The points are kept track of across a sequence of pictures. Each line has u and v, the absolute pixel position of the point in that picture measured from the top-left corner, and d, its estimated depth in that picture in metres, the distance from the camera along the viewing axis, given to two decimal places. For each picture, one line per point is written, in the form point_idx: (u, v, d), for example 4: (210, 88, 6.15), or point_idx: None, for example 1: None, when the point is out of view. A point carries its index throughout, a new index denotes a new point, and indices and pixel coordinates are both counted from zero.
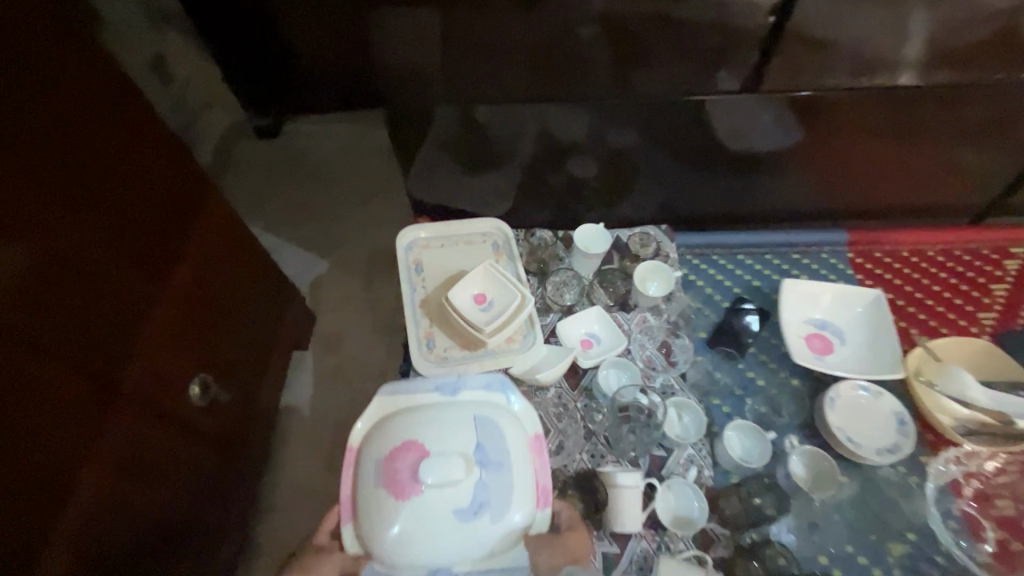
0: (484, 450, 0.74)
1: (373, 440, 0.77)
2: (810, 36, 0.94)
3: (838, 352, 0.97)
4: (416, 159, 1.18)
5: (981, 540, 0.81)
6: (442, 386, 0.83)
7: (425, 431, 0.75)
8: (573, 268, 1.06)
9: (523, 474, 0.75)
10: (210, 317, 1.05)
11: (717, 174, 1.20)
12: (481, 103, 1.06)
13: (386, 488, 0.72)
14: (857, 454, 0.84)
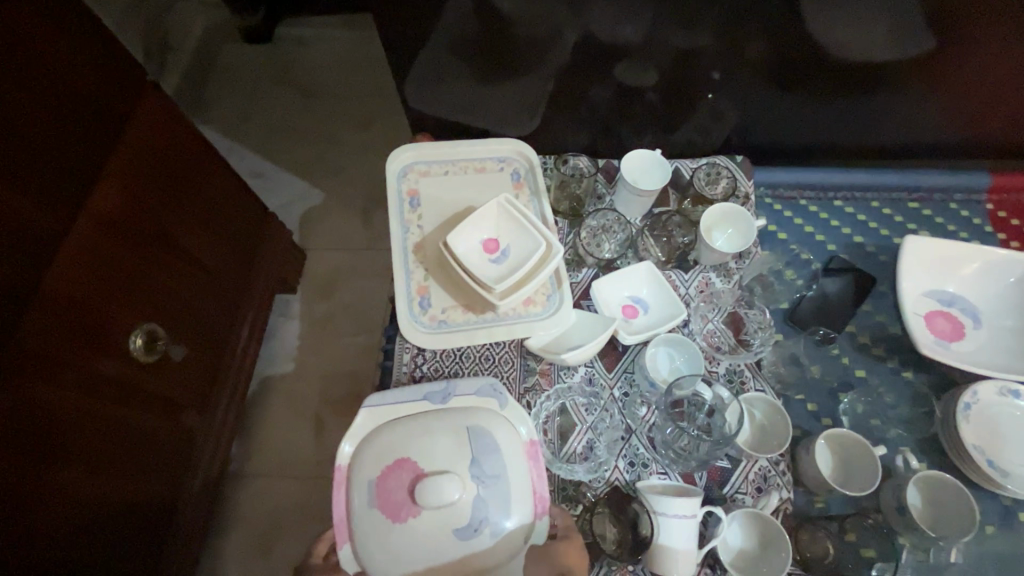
0: (481, 461, 0.58)
1: (358, 460, 0.59)
2: None
3: (970, 339, 0.71)
4: (415, 60, 0.90)
5: None
6: (429, 395, 0.62)
7: (415, 443, 0.58)
8: (616, 209, 0.80)
9: (527, 490, 0.58)
10: (164, 263, 0.85)
11: (816, 92, 0.89)
12: None
13: (380, 517, 0.56)
14: (1000, 484, 0.61)
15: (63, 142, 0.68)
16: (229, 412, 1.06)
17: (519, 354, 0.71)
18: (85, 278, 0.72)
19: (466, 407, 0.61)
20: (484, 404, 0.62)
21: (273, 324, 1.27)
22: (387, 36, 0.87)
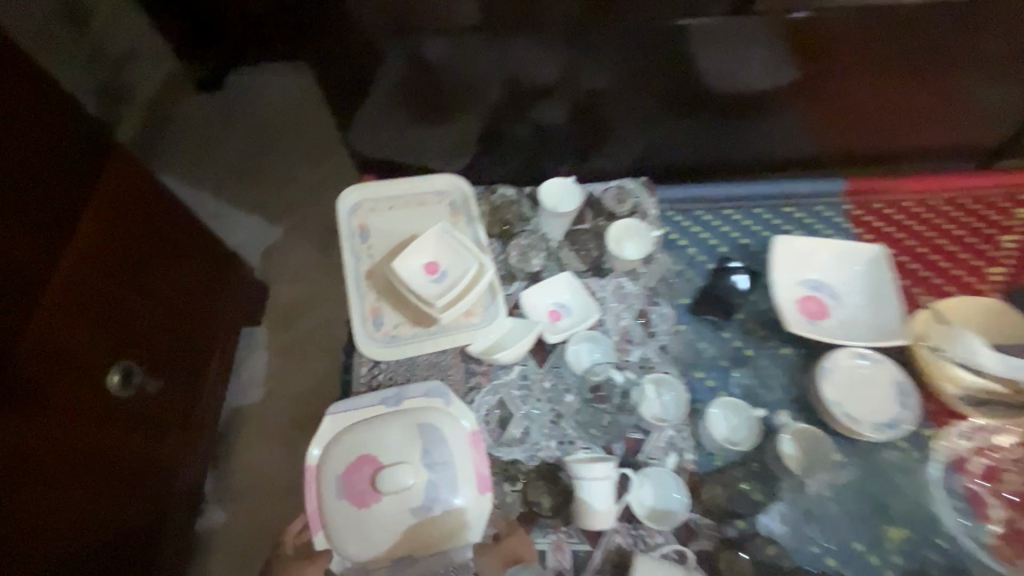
0: (431, 451, 0.68)
1: (326, 460, 0.68)
2: None
3: (833, 316, 0.87)
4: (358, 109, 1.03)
5: (988, 519, 0.71)
6: (385, 398, 0.73)
7: (375, 441, 0.68)
8: (540, 229, 0.93)
9: (471, 472, 0.69)
10: (134, 306, 0.93)
11: (704, 118, 1.05)
12: (430, 38, 0.90)
13: (348, 506, 0.66)
14: (856, 430, 0.75)
15: (36, 208, 0.77)
16: (203, 438, 1.13)
17: (462, 359, 0.82)
18: (60, 325, 0.80)
19: (416, 407, 0.72)
20: (432, 403, 0.73)
21: (241, 356, 1.34)
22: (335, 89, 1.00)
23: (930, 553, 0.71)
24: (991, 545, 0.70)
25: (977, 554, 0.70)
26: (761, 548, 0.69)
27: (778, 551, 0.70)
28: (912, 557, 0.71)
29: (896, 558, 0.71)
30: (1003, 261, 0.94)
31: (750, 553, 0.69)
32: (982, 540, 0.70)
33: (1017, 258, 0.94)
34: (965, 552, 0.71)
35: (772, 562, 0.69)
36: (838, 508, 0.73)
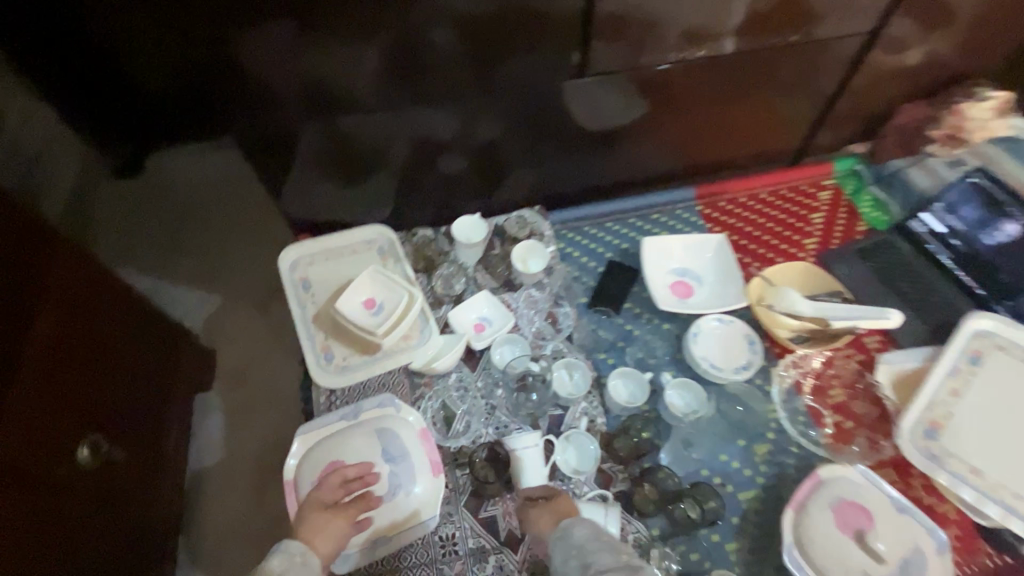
0: (388, 448, 0.84)
1: (301, 472, 0.82)
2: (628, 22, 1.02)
3: (698, 294, 1.10)
4: (287, 180, 1.18)
5: (822, 425, 0.95)
6: (345, 413, 0.87)
7: (340, 448, 0.83)
8: (458, 260, 1.11)
9: (425, 460, 0.84)
10: (96, 382, 1.02)
11: (579, 154, 1.28)
12: (344, 115, 1.08)
13: None
14: (720, 376, 0.97)
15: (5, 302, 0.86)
16: (170, 503, 1.19)
17: (406, 375, 0.98)
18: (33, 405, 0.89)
19: (372, 416, 0.86)
20: (384, 412, 0.87)
21: (198, 421, 1.41)
22: (263, 164, 1.15)
23: (786, 458, 0.93)
24: (827, 443, 0.93)
25: (818, 452, 0.93)
26: (664, 478, 0.88)
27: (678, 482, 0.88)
28: (774, 463, 0.92)
29: (763, 467, 0.92)
30: (814, 233, 1.21)
31: (653, 483, 0.87)
32: (820, 441, 0.93)
33: (827, 230, 1.23)
34: (811, 453, 0.93)
35: (674, 490, 0.87)
36: (715, 437, 0.94)
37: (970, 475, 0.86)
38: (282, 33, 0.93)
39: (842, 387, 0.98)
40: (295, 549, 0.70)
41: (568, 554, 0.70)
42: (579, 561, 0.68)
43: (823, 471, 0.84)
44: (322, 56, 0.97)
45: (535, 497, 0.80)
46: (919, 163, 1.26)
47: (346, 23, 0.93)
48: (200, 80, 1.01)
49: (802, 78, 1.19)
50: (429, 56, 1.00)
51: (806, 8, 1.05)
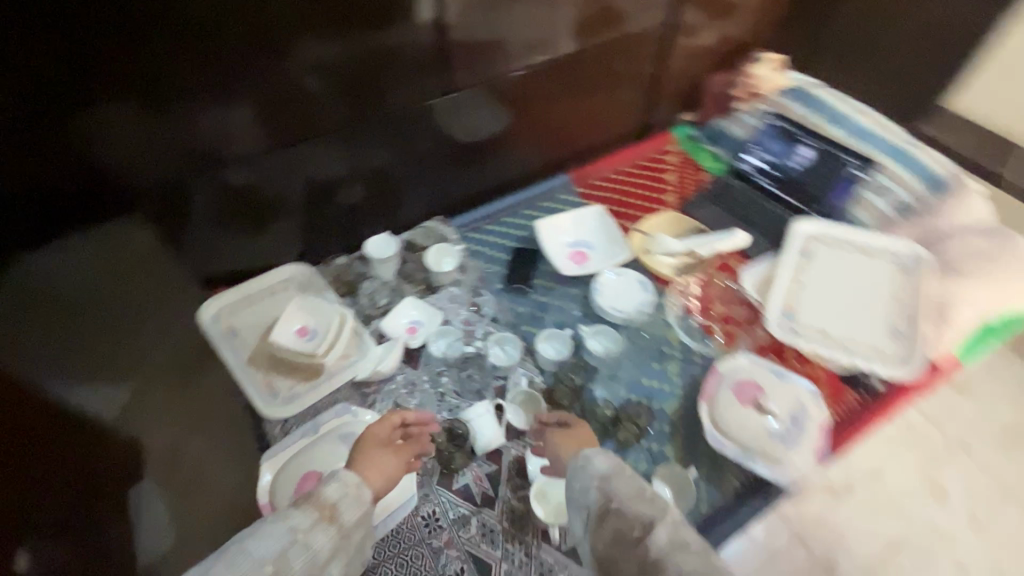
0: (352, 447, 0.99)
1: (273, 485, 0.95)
2: (482, 39, 1.16)
3: (592, 257, 1.25)
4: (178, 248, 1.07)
5: (712, 334, 1.14)
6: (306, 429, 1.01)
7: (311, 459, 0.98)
8: (379, 276, 1.20)
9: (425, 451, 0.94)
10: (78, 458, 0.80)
11: (467, 163, 1.36)
12: (228, 168, 1.03)
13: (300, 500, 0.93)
14: (625, 316, 1.15)
15: None
16: None
17: (354, 388, 1.05)
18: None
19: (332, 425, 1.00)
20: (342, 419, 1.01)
21: None
22: (149, 245, 1.03)
23: (693, 367, 1.11)
24: (719, 346, 1.13)
25: (714, 355, 1.12)
26: (597, 409, 1.04)
27: (611, 410, 1.04)
28: (685, 374, 1.10)
29: (678, 380, 1.09)
30: (671, 189, 1.45)
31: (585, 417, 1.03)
32: (714, 347, 1.13)
33: (682, 185, 1.46)
34: (710, 357, 1.12)
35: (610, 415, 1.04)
36: (634, 366, 1.10)
37: (822, 336, 1.11)
38: (128, 111, 0.87)
39: (719, 301, 1.18)
40: (352, 483, 0.76)
41: (588, 481, 0.79)
42: (600, 492, 0.77)
43: (729, 357, 1.04)
44: (194, 115, 0.94)
45: (558, 423, 0.93)
46: (733, 117, 1.51)
47: (214, 77, 0.91)
48: (56, 171, 0.87)
49: (634, 63, 1.41)
50: (296, 83, 1.00)
51: (619, 9, 1.27)
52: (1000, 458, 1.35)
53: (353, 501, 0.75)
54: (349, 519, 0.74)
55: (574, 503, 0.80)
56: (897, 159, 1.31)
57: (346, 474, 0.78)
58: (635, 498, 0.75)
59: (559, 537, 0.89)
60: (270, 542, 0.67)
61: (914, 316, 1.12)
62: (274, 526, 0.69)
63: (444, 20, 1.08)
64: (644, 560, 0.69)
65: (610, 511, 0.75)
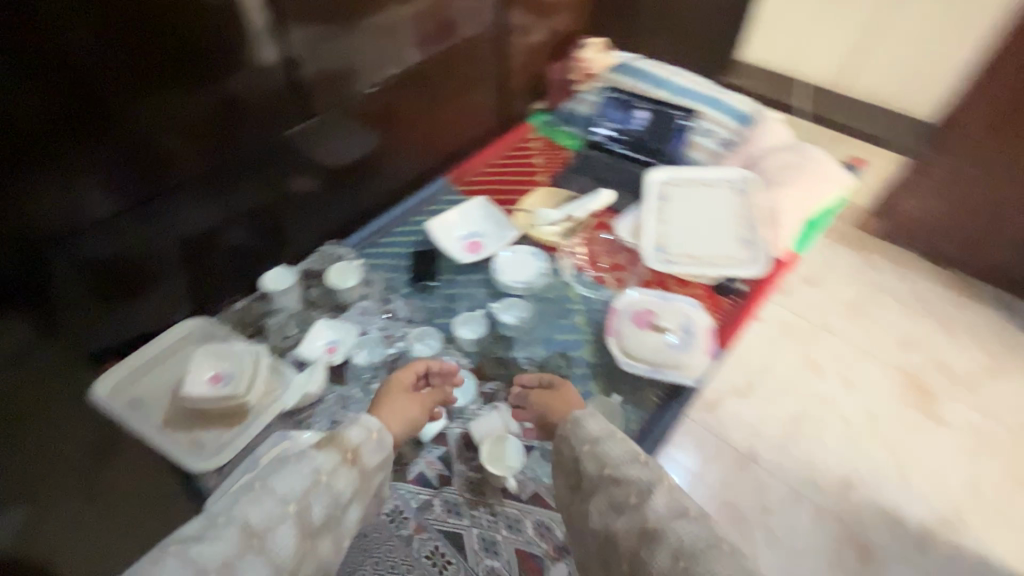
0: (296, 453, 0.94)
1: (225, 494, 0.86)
2: (332, 67, 1.15)
3: (487, 243, 1.34)
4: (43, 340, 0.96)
5: (604, 282, 1.29)
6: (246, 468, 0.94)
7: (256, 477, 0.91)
8: (284, 308, 1.22)
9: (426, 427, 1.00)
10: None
11: (346, 184, 1.35)
12: (78, 238, 0.95)
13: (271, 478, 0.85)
14: (530, 287, 1.25)
15: None
16: None
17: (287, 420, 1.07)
18: None
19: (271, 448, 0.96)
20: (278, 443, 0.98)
21: None
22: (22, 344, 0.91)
23: (596, 313, 1.24)
24: (612, 291, 1.27)
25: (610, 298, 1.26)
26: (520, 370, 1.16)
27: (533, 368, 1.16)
28: (591, 321, 1.23)
29: (586, 327, 1.22)
30: (540, 170, 1.60)
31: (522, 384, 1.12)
32: (608, 292, 1.27)
33: (549, 164, 1.61)
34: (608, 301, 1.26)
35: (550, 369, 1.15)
36: (545, 327, 1.21)
37: (693, 260, 1.29)
38: None
39: (602, 254, 1.34)
40: (375, 425, 0.79)
41: (581, 445, 0.83)
42: (593, 459, 0.80)
43: (624, 293, 1.20)
44: (26, 197, 0.85)
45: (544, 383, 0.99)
46: (576, 99, 1.69)
47: (36, 150, 0.83)
48: None
49: (479, 63, 1.50)
50: (140, 142, 0.93)
51: (454, 17, 1.34)
52: (851, 329, 1.64)
53: (376, 444, 0.77)
54: (370, 460, 0.76)
55: (566, 467, 0.85)
56: (712, 105, 1.56)
57: (369, 416, 0.81)
58: (629, 463, 0.77)
59: (516, 487, 0.97)
60: (295, 477, 0.67)
61: (754, 224, 1.34)
62: (300, 463, 0.69)
63: (286, 52, 1.05)
64: (642, 526, 0.69)
65: (606, 477, 0.77)
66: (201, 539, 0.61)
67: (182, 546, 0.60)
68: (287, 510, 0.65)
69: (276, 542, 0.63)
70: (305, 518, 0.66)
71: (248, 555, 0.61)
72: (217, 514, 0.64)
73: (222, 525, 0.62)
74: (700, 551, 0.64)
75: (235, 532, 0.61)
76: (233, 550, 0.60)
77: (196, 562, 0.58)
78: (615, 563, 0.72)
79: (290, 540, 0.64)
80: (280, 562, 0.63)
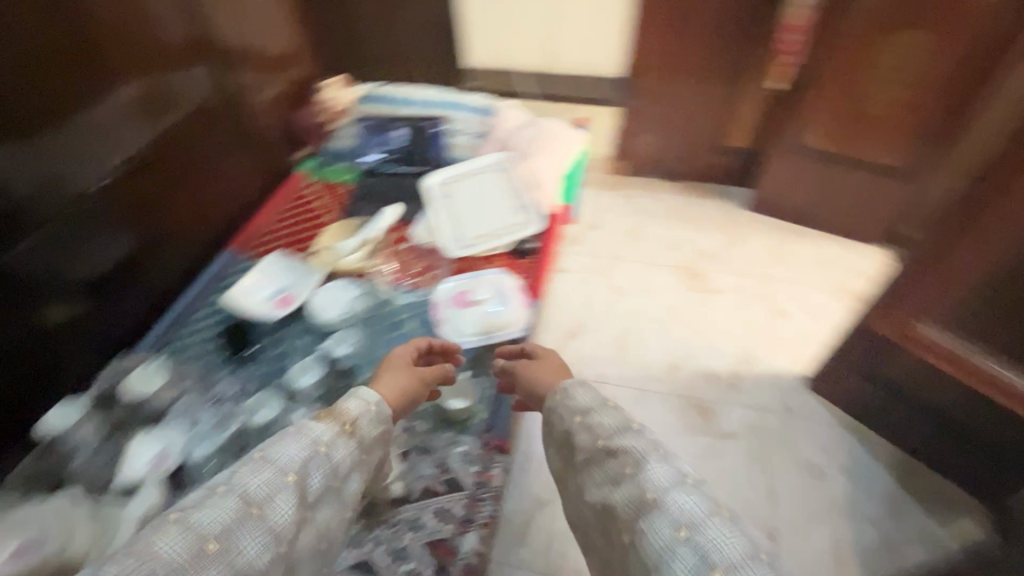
0: None
1: None
2: (40, 176, 1.02)
3: (297, 292, 1.34)
4: None
5: (418, 285, 1.39)
6: None
7: None
8: (82, 441, 1.09)
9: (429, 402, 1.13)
10: None
11: (115, 293, 1.22)
12: None
13: None
14: (349, 317, 1.32)
15: None
16: None
17: None
18: None
19: None
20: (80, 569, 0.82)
21: None
22: None
23: (420, 313, 1.34)
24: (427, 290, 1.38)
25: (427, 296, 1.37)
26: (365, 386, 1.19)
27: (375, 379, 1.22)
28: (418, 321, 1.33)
29: (414, 329, 1.32)
30: (326, 210, 1.63)
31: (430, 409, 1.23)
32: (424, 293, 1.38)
33: (334, 201, 1.65)
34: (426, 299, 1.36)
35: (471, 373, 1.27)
36: (377, 344, 1.29)
37: (488, 240, 1.46)
38: None
39: (411, 264, 1.44)
40: (371, 400, 0.91)
41: (577, 417, 0.95)
42: (591, 432, 0.91)
43: (435, 289, 1.36)
44: None
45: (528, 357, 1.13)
46: (335, 135, 1.74)
47: None
48: None
49: (222, 129, 1.46)
50: None
51: (171, 90, 1.28)
52: (635, 252, 1.98)
53: (372, 415, 0.90)
54: (367, 430, 0.88)
55: (563, 436, 0.97)
56: (450, 106, 1.73)
57: (366, 389, 0.94)
58: (622, 437, 0.87)
59: (405, 492, 1.11)
60: (294, 448, 0.78)
61: (522, 192, 1.55)
62: (298, 435, 0.80)
63: None
64: (640, 494, 0.78)
65: (604, 447, 0.88)
66: (203, 505, 0.69)
67: (183, 514, 0.68)
68: (287, 479, 0.75)
69: (279, 509, 0.72)
70: (305, 487, 0.76)
71: (247, 521, 0.69)
72: (221, 482, 0.73)
73: (224, 493, 0.70)
74: (695, 514, 0.73)
75: (236, 501, 0.70)
76: (232, 517, 0.69)
77: (197, 528, 0.66)
78: (614, 528, 0.82)
79: (291, 507, 0.73)
80: (279, 527, 0.71)
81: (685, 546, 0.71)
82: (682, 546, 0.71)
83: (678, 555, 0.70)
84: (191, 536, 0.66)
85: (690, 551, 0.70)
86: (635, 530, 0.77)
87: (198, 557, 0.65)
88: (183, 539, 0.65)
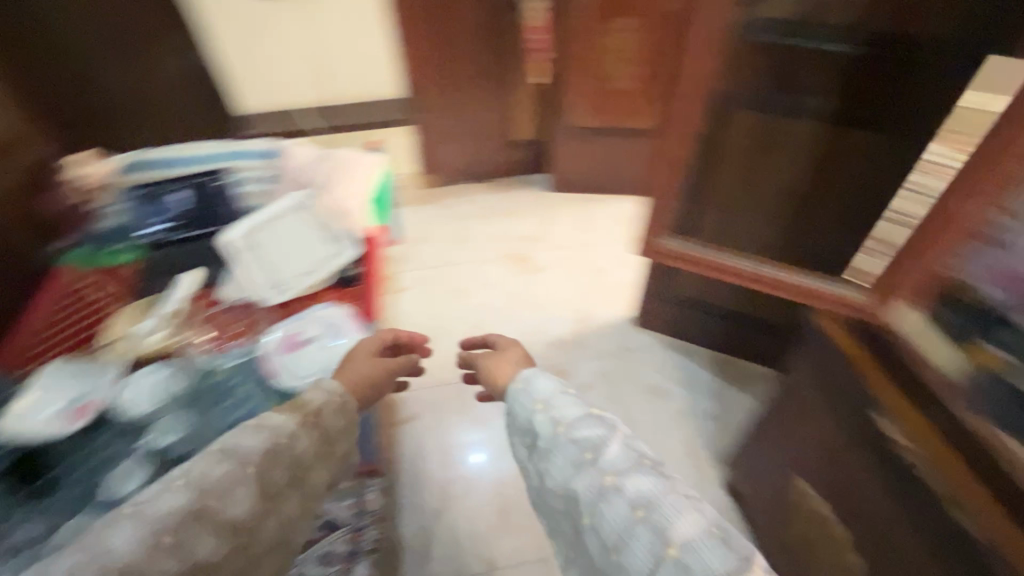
0: None
1: None
2: None
3: (99, 394, 1.17)
4: None
5: (235, 347, 1.33)
6: None
7: None
8: None
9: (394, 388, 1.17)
10: None
11: None
12: None
13: None
14: (161, 403, 1.20)
15: None
16: None
17: None
18: None
19: None
20: None
21: None
22: None
23: (241, 373, 1.28)
24: (245, 347, 1.33)
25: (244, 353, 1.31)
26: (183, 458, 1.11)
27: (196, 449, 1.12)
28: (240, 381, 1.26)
29: (238, 390, 1.25)
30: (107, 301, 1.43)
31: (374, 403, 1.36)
32: (241, 351, 1.32)
33: (118, 288, 1.45)
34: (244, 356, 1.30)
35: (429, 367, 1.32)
36: (196, 418, 1.19)
37: (306, 284, 1.44)
38: None
39: (226, 328, 1.38)
40: (337, 393, 0.91)
41: (539, 406, 0.92)
42: (553, 419, 0.89)
43: (262, 341, 1.31)
44: None
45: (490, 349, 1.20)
46: (100, 215, 1.51)
47: None
48: None
49: None
50: None
51: None
52: (465, 253, 2.11)
53: (336, 407, 0.88)
54: (331, 422, 0.86)
55: (526, 424, 0.95)
56: (235, 156, 1.59)
57: (330, 382, 0.94)
58: (586, 426, 0.85)
59: None
60: (254, 437, 0.74)
61: (331, 224, 1.50)
62: (262, 425, 0.76)
63: None
64: (599, 478, 0.77)
65: (563, 435, 0.85)
66: (156, 498, 0.63)
67: (135, 507, 0.62)
68: (248, 469, 0.69)
69: (236, 502, 0.67)
70: (266, 481, 0.71)
71: (202, 513, 0.63)
72: (178, 473, 0.68)
73: (180, 483, 0.65)
74: (648, 494, 0.73)
75: (194, 490, 0.65)
76: (191, 506, 0.63)
77: (149, 520, 0.61)
78: (578, 515, 0.80)
79: (254, 499, 0.69)
80: (237, 522, 0.66)
81: (642, 526, 0.70)
82: (639, 527, 0.70)
83: (637, 535, 0.70)
84: (143, 527, 0.60)
85: (646, 529, 0.70)
86: (597, 516, 0.76)
87: (149, 550, 0.58)
88: (134, 533, 0.59)
